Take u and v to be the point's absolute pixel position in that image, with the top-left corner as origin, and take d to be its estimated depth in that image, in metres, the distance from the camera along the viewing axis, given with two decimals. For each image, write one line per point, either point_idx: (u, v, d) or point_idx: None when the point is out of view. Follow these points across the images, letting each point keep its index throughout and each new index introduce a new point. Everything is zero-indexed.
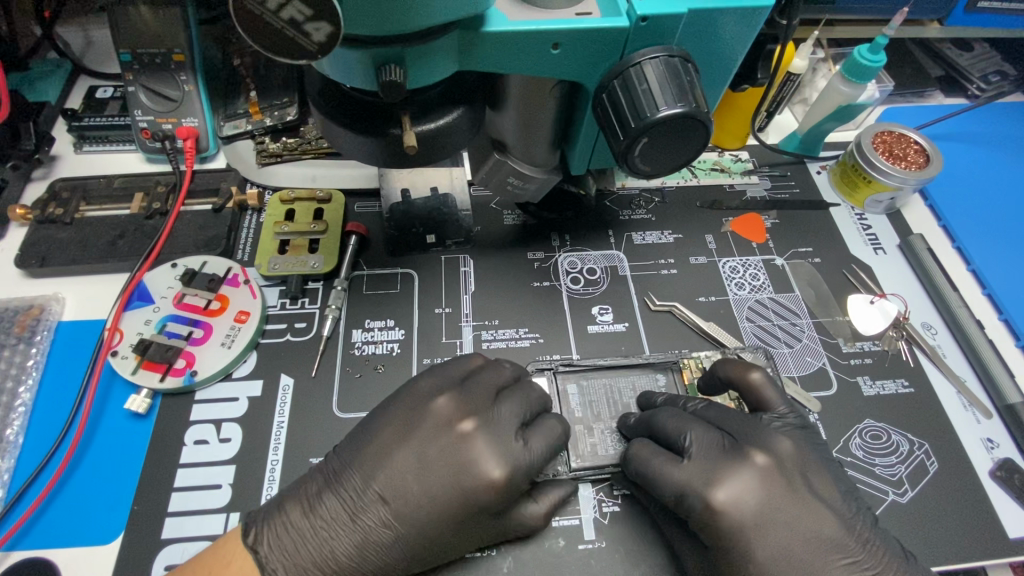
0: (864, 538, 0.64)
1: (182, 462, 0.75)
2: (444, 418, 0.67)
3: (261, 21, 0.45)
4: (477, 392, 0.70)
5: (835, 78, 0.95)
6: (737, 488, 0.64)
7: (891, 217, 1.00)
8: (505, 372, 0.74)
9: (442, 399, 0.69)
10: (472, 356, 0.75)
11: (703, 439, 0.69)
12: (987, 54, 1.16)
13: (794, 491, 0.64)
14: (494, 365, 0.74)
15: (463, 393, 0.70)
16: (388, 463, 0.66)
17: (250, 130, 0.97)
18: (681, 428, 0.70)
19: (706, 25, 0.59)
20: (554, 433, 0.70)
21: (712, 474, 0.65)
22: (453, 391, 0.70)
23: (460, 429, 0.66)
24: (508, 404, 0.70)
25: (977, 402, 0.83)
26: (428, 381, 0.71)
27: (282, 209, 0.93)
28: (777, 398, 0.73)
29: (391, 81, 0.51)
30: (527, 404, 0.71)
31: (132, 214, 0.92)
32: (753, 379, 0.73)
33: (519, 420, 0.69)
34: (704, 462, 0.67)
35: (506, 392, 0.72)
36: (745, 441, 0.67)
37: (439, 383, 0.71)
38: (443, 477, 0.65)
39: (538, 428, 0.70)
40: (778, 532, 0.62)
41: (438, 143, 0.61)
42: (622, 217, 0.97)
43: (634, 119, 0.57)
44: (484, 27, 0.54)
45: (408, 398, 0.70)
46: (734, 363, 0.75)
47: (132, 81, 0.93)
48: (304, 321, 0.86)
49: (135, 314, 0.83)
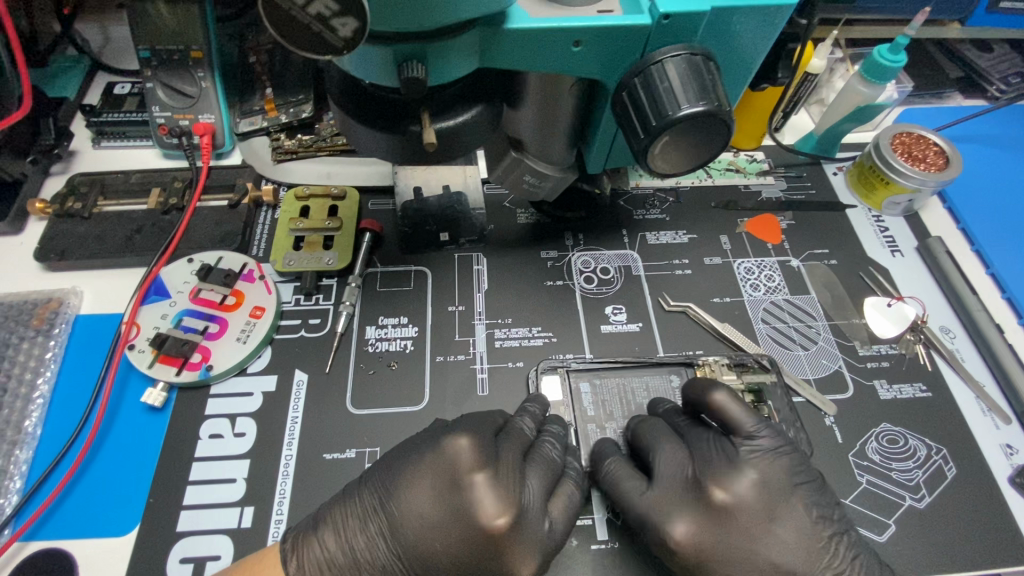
0: (845, 562, 0.64)
1: (197, 456, 0.76)
2: (480, 503, 0.61)
3: (288, 16, 0.45)
4: (508, 461, 0.66)
5: (854, 78, 0.94)
6: (699, 515, 0.66)
7: (909, 220, 0.99)
8: (526, 437, 0.70)
9: (478, 477, 0.62)
10: (497, 413, 0.72)
11: (671, 460, 0.71)
12: (1007, 55, 1.13)
13: (789, 503, 0.66)
14: (514, 426, 0.71)
15: (497, 478, 0.63)
16: (423, 519, 0.63)
17: (266, 127, 0.98)
18: (651, 444, 0.72)
19: (727, 24, 0.59)
20: (573, 502, 0.69)
21: (669, 507, 0.67)
22: (491, 468, 0.63)
23: (493, 514, 0.60)
24: (533, 476, 0.68)
25: (996, 408, 0.82)
26: (468, 444, 0.63)
27: (297, 205, 0.93)
28: (744, 417, 0.70)
29: (414, 78, 0.51)
30: (552, 475, 0.69)
31: (149, 209, 0.93)
32: (715, 398, 0.71)
33: (545, 494, 0.67)
34: (670, 488, 0.69)
35: (529, 458, 0.70)
36: (704, 478, 0.67)
37: (478, 453, 0.63)
38: (474, 560, 0.61)
39: (558, 498, 0.69)
40: (748, 557, 0.64)
41: (457, 139, 0.61)
42: (636, 216, 0.97)
43: (655, 118, 0.57)
44: (506, 24, 0.54)
45: (448, 464, 0.63)
46: (693, 385, 0.73)
47: (151, 77, 0.94)
48: (318, 318, 0.86)
49: (152, 308, 0.84)
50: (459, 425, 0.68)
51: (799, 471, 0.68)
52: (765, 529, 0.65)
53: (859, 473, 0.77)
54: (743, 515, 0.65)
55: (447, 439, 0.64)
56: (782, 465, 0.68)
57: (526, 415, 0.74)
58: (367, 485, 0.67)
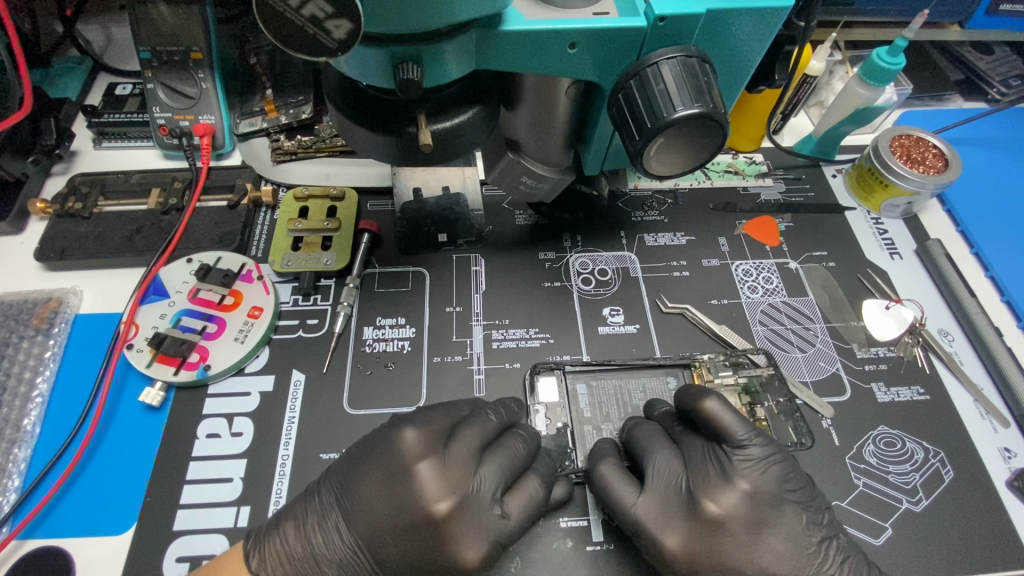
0: (834, 559, 0.65)
1: (195, 455, 0.76)
2: (424, 493, 0.62)
3: (283, 18, 0.45)
4: (461, 455, 0.65)
5: (853, 81, 0.93)
6: (694, 515, 0.66)
7: (908, 222, 0.98)
8: (492, 423, 0.70)
9: (422, 463, 0.63)
10: (460, 404, 0.72)
11: (665, 469, 0.70)
12: (1007, 58, 1.13)
13: (781, 505, 0.67)
14: (478, 416, 0.70)
15: (445, 462, 0.64)
16: (371, 513, 0.64)
17: (266, 128, 0.98)
18: (647, 450, 0.72)
19: (723, 27, 0.59)
20: (535, 497, 0.68)
21: (659, 517, 0.67)
22: (437, 453, 0.64)
23: (433, 500, 0.62)
24: (489, 464, 0.67)
25: (995, 411, 0.82)
26: (415, 436, 0.65)
27: (296, 206, 0.93)
28: (735, 425, 0.69)
29: (409, 79, 0.51)
30: (511, 463, 0.68)
31: (149, 209, 0.93)
32: (706, 407, 0.70)
33: (501, 486, 0.66)
34: (663, 497, 0.68)
35: (490, 448, 0.69)
36: (696, 490, 0.67)
37: (425, 443, 0.65)
38: (420, 548, 0.62)
39: (519, 491, 0.68)
40: (742, 565, 0.64)
41: (454, 141, 0.61)
42: (634, 218, 0.97)
43: (650, 119, 0.57)
44: (501, 26, 0.54)
45: (393, 456, 0.65)
46: (688, 391, 0.73)
47: (151, 77, 0.94)
48: (316, 318, 0.87)
49: (150, 308, 0.84)
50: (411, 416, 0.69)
51: (790, 478, 0.68)
52: (759, 530, 0.65)
53: (856, 476, 0.77)
54: (734, 523, 0.65)
55: (394, 431, 0.66)
56: (776, 471, 0.68)
57: (496, 408, 0.73)
58: (325, 484, 0.68)
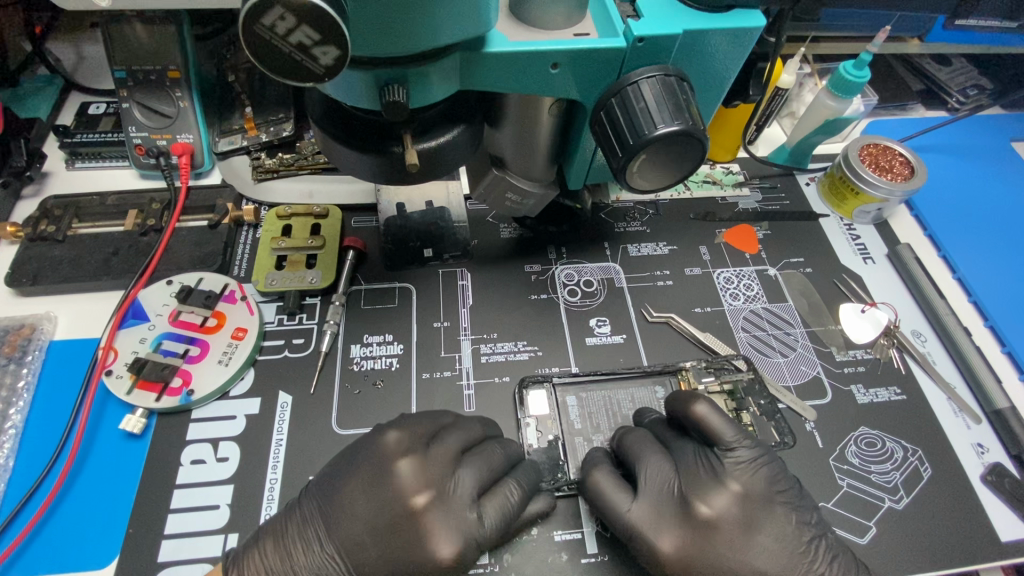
0: (823, 556, 0.66)
1: (178, 483, 0.74)
2: (402, 488, 0.64)
3: (268, 44, 0.43)
4: (440, 457, 0.67)
5: (822, 93, 0.97)
6: (691, 527, 0.67)
7: (879, 227, 1.02)
8: (474, 430, 0.72)
9: (403, 462, 0.65)
10: (445, 413, 0.73)
11: (657, 473, 0.71)
12: (964, 69, 1.20)
13: (771, 506, 0.68)
14: (463, 423, 0.72)
15: (427, 461, 0.66)
16: (352, 516, 0.64)
17: (246, 146, 0.98)
18: (638, 457, 0.73)
19: (700, 46, 0.61)
20: (508, 504, 0.68)
21: (657, 522, 0.67)
22: (417, 453, 0.66)
23: (410, 493, 0.64)
24: (467, 470, 0.68)
25: (967, 408, 0.85)
26: (397, 437, 0.67)
27: (279, 224, 0.92)
28: (725, 428, 0.70)
29: (395, 101, 0.51)
30: (489, 467, 0.69)
31: (126, 231, 0.92)
32: (698, 411, 0.72)
33: (477, 488, 0.67)
34: (659, 503, 0.69)
35: (470, 452, 0.70)
36: (688, 493, 0.69)
37: (407, 443, 0.67)
38: (395, 546, 0.62)
39: (495, 495, 0.68)
40: (735, 567, 0.65)
41: (439, 160, 0.62)
42: (617, 229, 0.99)
43: (633, 137, 0.58)
44: (485, 48, 0.55)
45: (378, 468, 0.65)
46: (678, 397, 0.74)
47: (127, 97, 0.93)
48: (302, 337, 0.86)
49: (130, 332, 0.82)
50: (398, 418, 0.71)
51: (779, 479, 0.69)
52: (751, 538, 0.66)
53: (840, 477, 0.79)
54: (725, 526, 0.66)
55: (385, 443, 0.67)
56: (767, 478, 0.69)
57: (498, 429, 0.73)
58: (307, 495, 0.67)
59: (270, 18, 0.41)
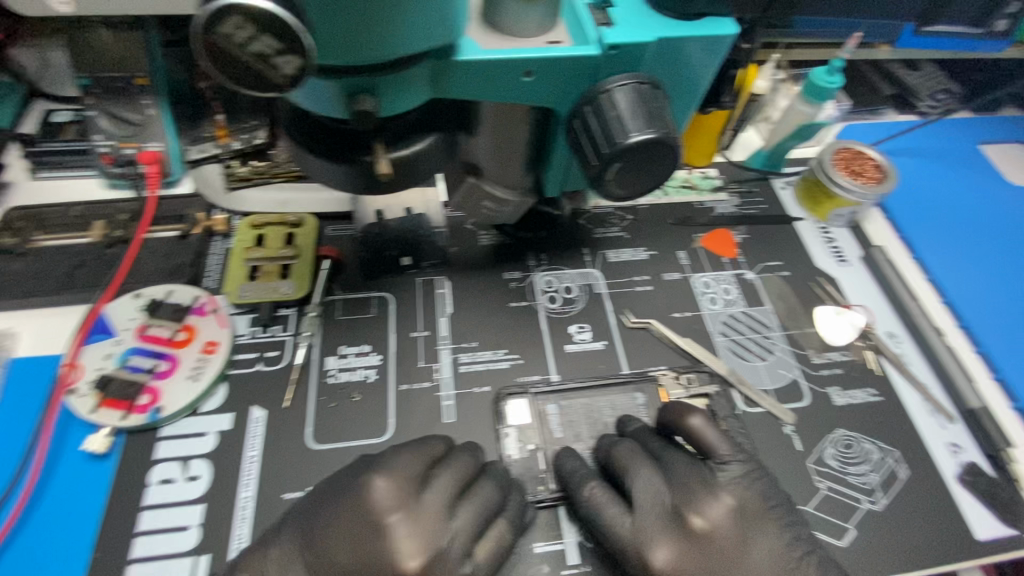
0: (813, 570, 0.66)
1: (146, 504, 0.71)
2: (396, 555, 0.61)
3: (227, 54, 0.42)
4: (433, 506, 0.65)
5: (796, 99, 0.98)
6: (675, 545, 0.66)
7: (854, 230, 1.03)
8: (465, 464, 0.70)
9: (393, 518, 0.63)
10: (435, 442, 0.72)
11: (647, 487, 0.69)
12: (932, 74, 1.24)
13: (760, 523, 0.69)
14: (455, 457, 0.71)
15: (416, 516, 0.64)
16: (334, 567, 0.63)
17: (218, 154, 0.95)
18: (627, 468, 0.71)
19: (672, 54, 0.60)
20: (503, 542, 0.68)
21: (651, 532, 0.66)
22: (409, 507, 0.64)
23: (404, 559, 0.61)
24: (463, 514, 0.67)
25: (941, 408, 0.86)
26: (386, 486, 0.64)
27: (251, 233, 0.90)
28: (718, 442, 0.73)
29: (364, 110, 0.50)
30: (488, 506, 0.69)
31: (91, 242, 0.90)
32: (692, 424, 0.74)
33: (472, 535, 0.66)
34: (653, 516, 0.67)
35: (467, 495, 0.69)
36: (681, 505, 0.68)
37: (397, 495, 0.64)
38: None
39: (490, 537, 0.68)
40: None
41: (412, 169, 0.61)
42: (596, 235, 0.99)
43: (606, 145, 0.58)
44: (456, 56, 0.54)
45: (361, 510, 0.63)
46: (673, 407, 0.77)
47: (93, 105, 0.90)
48: (276, 350, 0.84)
49: (95, 348, 0.79)
50: (389, 458, 0.68)
51: (769, 495, 0.71)
52: (732, 550, 0.66)
53: (818, 480, 0.79)
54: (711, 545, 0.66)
55: (366, 477, 0.65)
56: (757, 493, 0.71)
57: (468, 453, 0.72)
58: (284, 531, 0.66)
59: (228, 28, 0.40)
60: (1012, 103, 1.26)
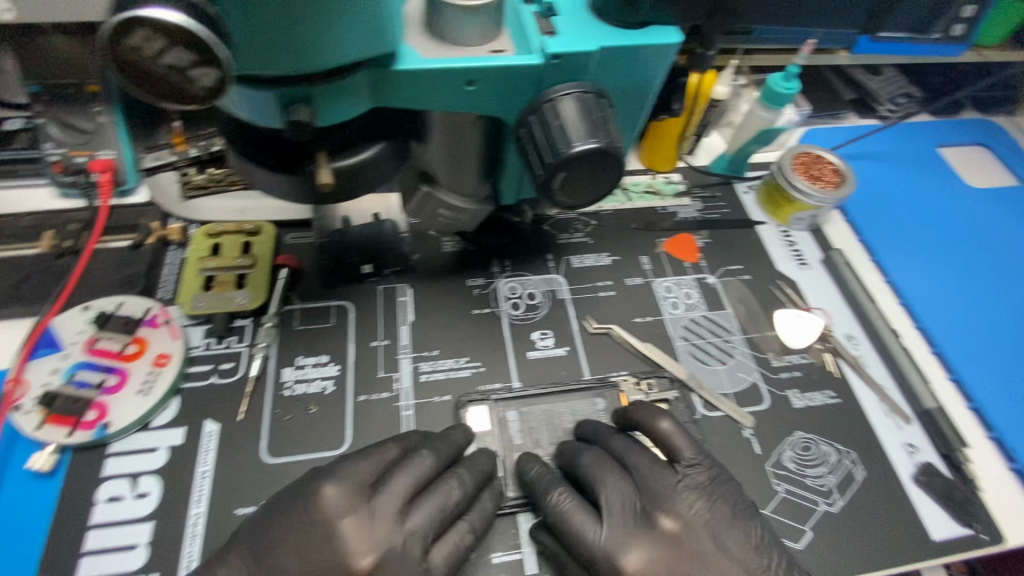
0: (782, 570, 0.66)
1: (92, 523, 0.70)
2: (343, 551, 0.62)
3: (138, 67, 0.41)
4: (385, 511, 0.65)
5: (755, 105, 0.99)
6: (629, 550, 0.66)
7: (814, 234, 1.05)
8: (427, 466, 0.69)
9: (347, 521, 0.63)
10: (390, 446, 0.70)
11: (616, 493, 0.70)
12: (892, 78, 1.26)
13: (719, 528, 0.68)
14: (413, 458, 0.69)
15: (371, 521, 0.64)
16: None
17: (174, 161, 0.93)
18: (596, 475, 0.72)
19: (617, 62, 0.61)
20: (459, 547, 0.68)
21: (622, 538, 0.66)
22: (359, 511, 0.64)
23: (358, 556, 0.61)
24: (420, 514, 0.66)
25: (898, 409, 0.87)
26: (336, 493, 0.64)
27: (207, 243, 0.88)
28: (685, 445, 0.73)
29: (298, 121, 0.50)
30: (445, 507, 0.68)
31: (41, 253, 0.88)
32: (662, 427, 0.73)
33: (429, 535, 0.66)
34: (620, 522, 0.68)
35: (422, 498, 0.69)
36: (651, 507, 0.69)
37: (348, 498, 0.64)
38: None
39: (445, 540, 0.68)
40: None
41: (357, 178, 0.60)
42: (560, 240, 0.98)
43: (551, 155, 0.58)
44: (396, 66, 0.54)
45: (314, 518, 0.63)
46: (644, 408, 0.76)
47: (44, 113, 0.87)
48: (231, 362, 0.82)
49: (41, 363, 0.77)
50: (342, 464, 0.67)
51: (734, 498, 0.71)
52: (687, 556, 0.66)
53: (776, 483, 0.80)
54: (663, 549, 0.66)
55: (316, 487, 0.65)
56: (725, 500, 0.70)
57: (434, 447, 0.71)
58: (234, 548, 0.64)
59: (136, 40, 0.40)
60: (970, 107, 1.28)
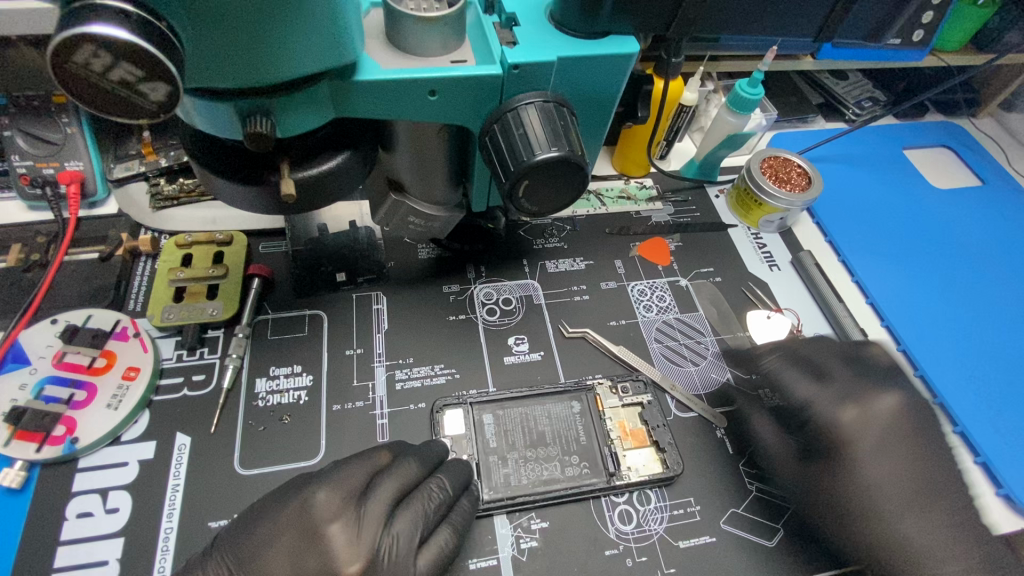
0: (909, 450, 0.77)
1: (62, 540, 0.69)
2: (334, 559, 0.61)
3: (86, 82, 0.41)
4: (372, 515, 0.65)
5: (722, 109, 1.01)
6: None
7: (784, 235, 1.07)
8: (410, 471, 0.69)
9: (334, 527, 0.63)
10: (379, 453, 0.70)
11: None
12: (859, 82, 1.28)
13: None
14: (398, 463, 0.70)
15: (358, 524, 0.64)
16: None
17: (143, 171, 0.93)
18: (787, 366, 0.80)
19: (577, 71, 0.62)
20: (444, 550, 0.68)
21: None
22: (346, 517, 0.63)
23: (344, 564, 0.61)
24: (399, 523, 0.66)
25: None
26: (327, 498, 0.64)
27: (178, 254, 0.88)
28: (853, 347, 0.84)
29: (258, 132, 0.50)
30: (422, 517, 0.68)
31: (7, 267, 0.86)
32: None
33: (414, 540, 0.66)
34: None
35: (404, 502, 0.69)
36: None
37: (337, 505, 0.64)
38: None
39: (432, 545, 0.68)
40: None
41: (322, 189, 0.60)
42: (535, 246, 0.99)
43: (513, 163, 0.58)
44: (356, 76, 0.54)
45: (303, 520, 0.63)
46: None
47: (9, 125, 0.86)
48: (202, 373, 0.81)
49: (8, 378, 0.76)
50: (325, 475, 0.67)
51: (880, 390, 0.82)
52: None
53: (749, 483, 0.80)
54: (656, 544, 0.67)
55: (305, 492, 0.64)
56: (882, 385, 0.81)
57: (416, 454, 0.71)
58: (217, 552, 0.63)
59: (82, 57, 0.40)
60: (932, 110, 1.32)
